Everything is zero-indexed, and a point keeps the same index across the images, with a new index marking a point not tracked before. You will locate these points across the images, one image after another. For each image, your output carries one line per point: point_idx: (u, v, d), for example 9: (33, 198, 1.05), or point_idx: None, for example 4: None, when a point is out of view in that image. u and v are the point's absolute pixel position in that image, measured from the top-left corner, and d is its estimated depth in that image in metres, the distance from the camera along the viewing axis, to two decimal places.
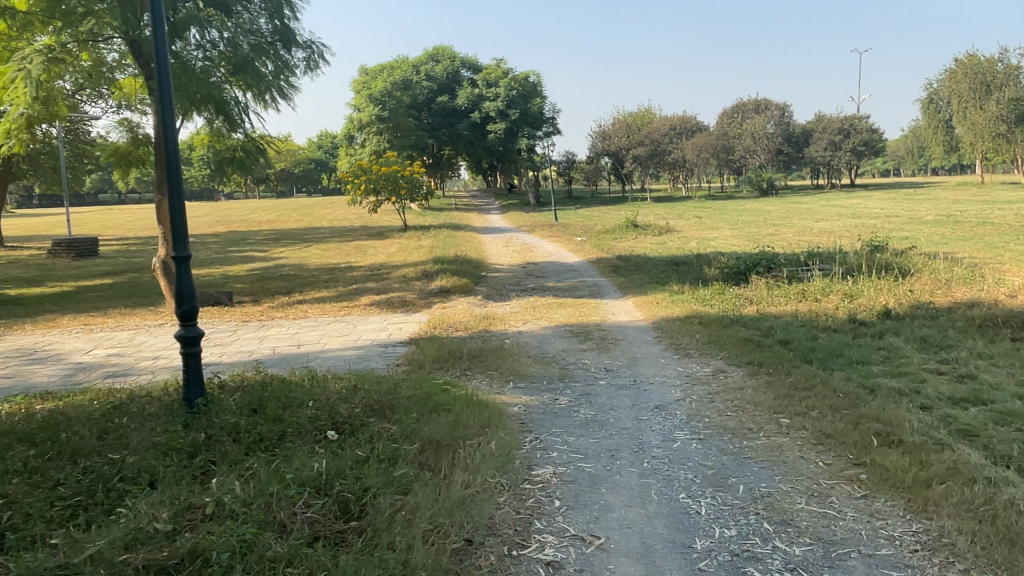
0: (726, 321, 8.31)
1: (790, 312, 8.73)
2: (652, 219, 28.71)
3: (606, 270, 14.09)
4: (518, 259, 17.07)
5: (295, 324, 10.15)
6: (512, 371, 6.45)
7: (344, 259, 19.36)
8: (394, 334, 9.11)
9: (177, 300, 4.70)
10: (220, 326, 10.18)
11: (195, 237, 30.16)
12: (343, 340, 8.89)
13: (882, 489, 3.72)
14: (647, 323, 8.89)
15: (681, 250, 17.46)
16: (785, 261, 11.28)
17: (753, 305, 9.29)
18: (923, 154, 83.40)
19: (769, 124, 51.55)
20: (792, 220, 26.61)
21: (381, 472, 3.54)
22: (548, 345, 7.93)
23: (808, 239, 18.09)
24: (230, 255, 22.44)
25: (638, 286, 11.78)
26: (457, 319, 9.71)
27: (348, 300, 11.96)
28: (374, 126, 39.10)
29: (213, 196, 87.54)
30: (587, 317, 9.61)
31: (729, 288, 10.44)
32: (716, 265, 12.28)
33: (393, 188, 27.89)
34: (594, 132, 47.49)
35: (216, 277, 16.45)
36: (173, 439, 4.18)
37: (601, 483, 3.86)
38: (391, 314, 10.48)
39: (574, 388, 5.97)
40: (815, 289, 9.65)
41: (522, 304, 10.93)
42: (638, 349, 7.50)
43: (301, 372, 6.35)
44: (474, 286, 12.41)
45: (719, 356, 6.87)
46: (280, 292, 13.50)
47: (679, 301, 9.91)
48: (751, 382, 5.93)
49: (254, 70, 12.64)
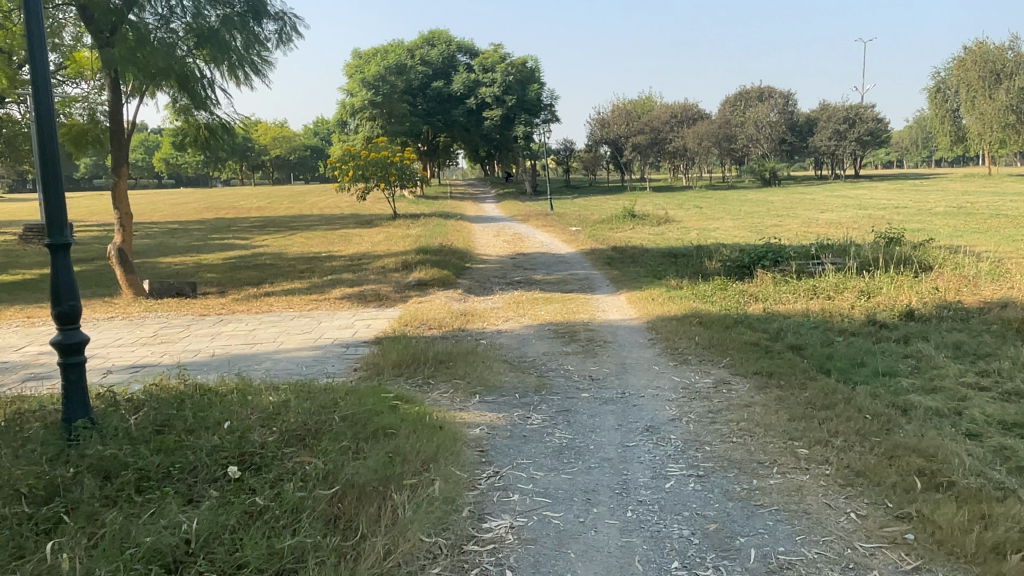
0: (728, 322, 7.39)
1: (800, 311, 7.86)
2: (650, 209, 27.82)
3: (600, 262, 13.19)
4: (508, 249, 16.23)
5: (254, 320, 9.23)
6: (481, 382, 5.53)
7: (327, 248, 18.47)
8: (360, 332, 8.19)
9: (54, 297, 3.78)
10: (174, 321, 9.27)
11: (179, 223, 29.21)
12: (302, 339, 7.97)
13: (938, 560, 2.83)
14: (640, 323, 7.98)
15: (680, 241, 16.57)
16: (792, 253, 10.38)
17: (759, 303, 8.41)
18: (928, 145, 82.22)
19: (773, 113, 50.40)
20: (796, 210, 25.67)
21: (270, 538, 2.63)
22: (528, 349, 7.01)
23: (815, 231, 17.18)
24: (210, 243, 21.52)
25: (632, 280, 10.86)
26: (432, 316, 8.82)
27: (318, 292, 11.03)
28: (368, 111, 38.01)
29: (208, 183, 86.54)
30: (574, 315, 8.71)
31: (731, 284, 9.55)
32: (718, 258, 11.36)
33: (383, 175, 26.86)
34: (594, 120, 46.45)
35: (189, 266, 15.57)
36: (25, 475, 3.28)
37: (569, 543, 2.97)
38: (362, 309, 9.57)
39: (550, 403, 5.06)
40: (827, 285, 8.75)
41: (505, 299, 10.02)
42: (628, 354, 6.59)
43: (233, 381, 5.42)
44: (455, 278, 11.52)
45: (722, 364, 5.96)
46: (249, 283, 12.59)
47: (677, 297, 9.00)
48: (759, 398, 5.03)
49: (222, 42, 11.62)
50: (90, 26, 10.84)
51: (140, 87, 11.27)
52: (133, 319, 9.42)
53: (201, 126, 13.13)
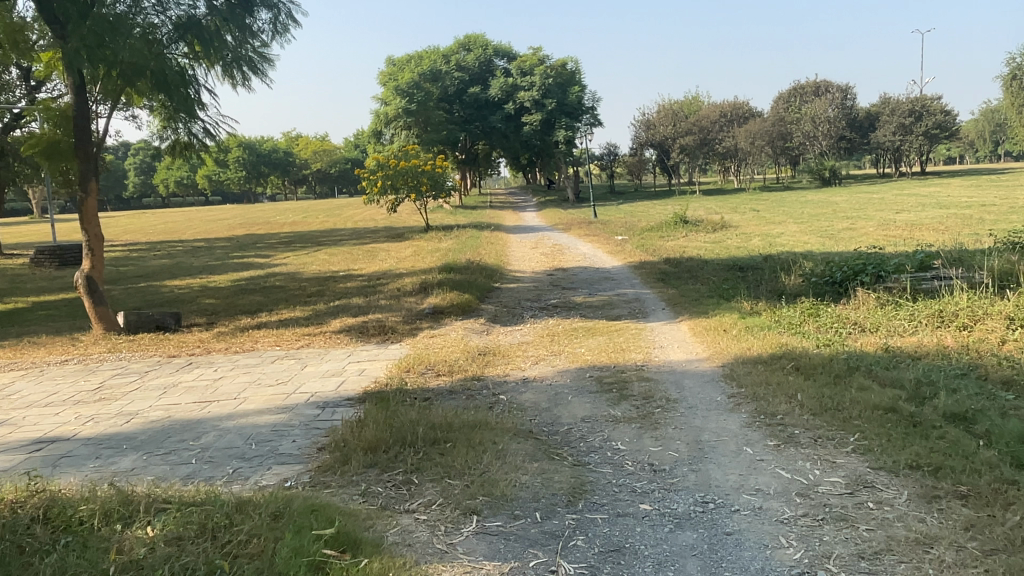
0: (839, 369, 5.35)
1: (933, 351, 5.84)
2: (702, 214, 25.68)
3: (652, 279, 11.15)
4: (545, 263, 14.43)
5: (227, 363, 7.48)
6: (487, 487, 3.61)
7: (347, 266, 16.89)
8: (348, 382, 6.37)
9: None
10: (132, 368, 7.59)
11: (207, 241, 28.01)
12: (271, 393, 6.18)
13: None
14: (713, 367, 5.99)
15: (742, 250, 14.44)
16: (898, 265, 8.23)
17: (868, 337, 6.39)
18: (997, 136, 77.15)
19: (830, 108, 46.49)
20: (868, 212, 23.15)
21: None
22: (562, 413, 5.11)
23: (903, 236, 14.81)
24: (229, 262, 20.18)
25: (694, 302, 8.85)
26: (443, 356, 7.00)
27: (316, 324, 9.27)
28: (402, 121, 36.29)
29: (252, 199, 86.63)
30: (623, 354, 6.75)
31: (824, 307, 7.56)
32: (800, 271, 9.27)
33: (415, 185, 25.21)
34: (638, 121, 44.59)
35: (191, 290, 14.09)
36: None
37: None
38: (359, 347, 7.78)
39: (591, 535, 3.14)
40: (959, 312, 6.68)
41: (536, 330, 8.14)
42: (703, 423, 4.62)
43: (115, 489, 3.63)
44: (479, 303, 9.68)
45: (851, 450, 3.97)
46: (246, 311, 10.94)
47: (757, 328, 6.98)
48: (940, 528, 3.06)
49: (210, 35, 10.24)
50: (46, 16, 9.41)
51: (111, 87, 9.76)
52: (88, 365, 7.81)
53: (190, 142, 11.52)
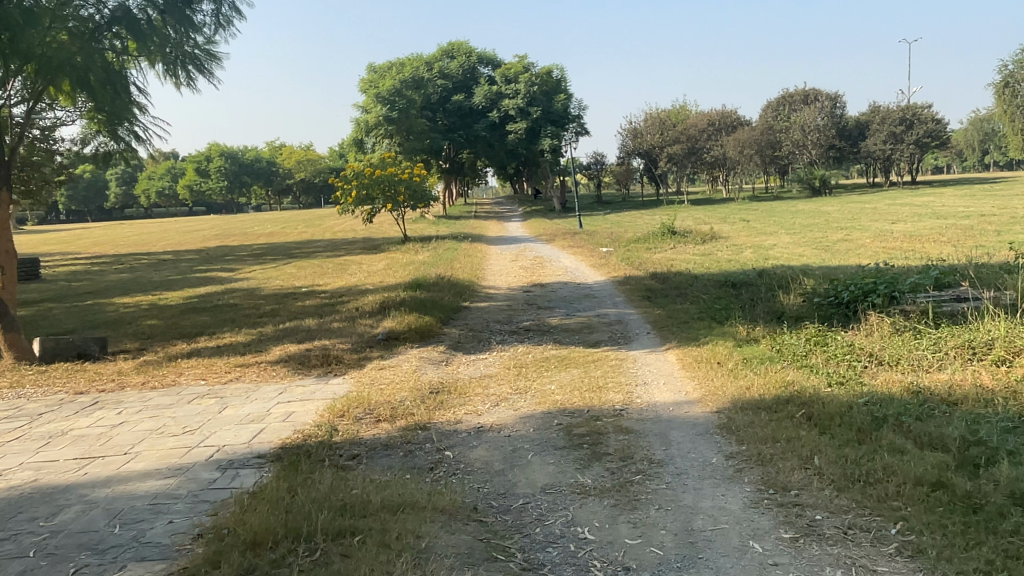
0: (863, 422, 4.31)
1: (972, 392, 4.81)
2: (692, 225, 24.76)
3: (636, 297, 10.13)
4: (522, 278, 13.43)
5: (138, 403, 6.36)
6: None
7: (313, 281, 15.80)
8: (268, 431, 5.28)
9: None
10: (26, 409, 6.44)
11: (174, 253, 26.75)
12: (170, 446, 5.07)
13: None
14: (706, 413, 4.94)
15: (733, 262, 13.51)
16: (912, 282, 7.20)
17: (891, 375, 5.35)
18: (986, 146, 77.12)
19: (819, 117, 45.78)
20: (863, 222, 22.28)
21: None
22: (519, 480, 4.05)
23: (904, 248, 13.90)
24: (191, 276, 19.02)
25: (683, 326, 7.83)
26: (389, 395, 5.91)
27: (255, 352, 8.16)
28: (383, 129, 35.19)
29: (235, 209, 85.17)
30: (600, 392, 5.68)
31: (832, 335, 6.53)
32: (800, 289, 8.28)
33: (392, 195, 24.11)
34: (625, 130, 43.84)
35: (138, 308, 12.95)
36: None
37: None
38: (295, 382, 6.68)
39: None
40: (996, 343, 5.63)
41: (503, 360, 7.08)
42: (697, 501, 3.55)
43: None
44: (441, 326, 8.61)
45: (896, 551, 2.93)
46: (186, 334, 9.82)
47: (756, 361, 5.95)
48: None
49: (147, 29, 9.15)
50: None
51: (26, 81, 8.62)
52: None
53: (121, 147, 10.36)
